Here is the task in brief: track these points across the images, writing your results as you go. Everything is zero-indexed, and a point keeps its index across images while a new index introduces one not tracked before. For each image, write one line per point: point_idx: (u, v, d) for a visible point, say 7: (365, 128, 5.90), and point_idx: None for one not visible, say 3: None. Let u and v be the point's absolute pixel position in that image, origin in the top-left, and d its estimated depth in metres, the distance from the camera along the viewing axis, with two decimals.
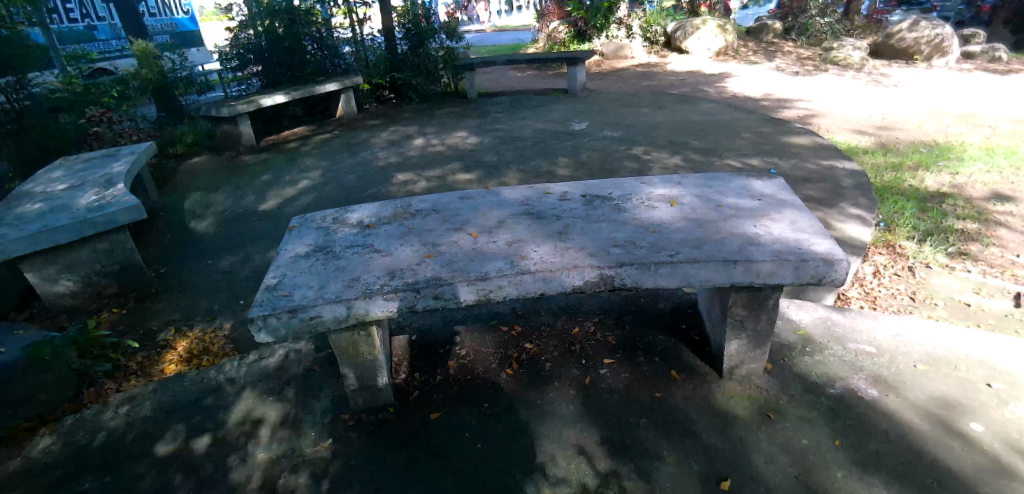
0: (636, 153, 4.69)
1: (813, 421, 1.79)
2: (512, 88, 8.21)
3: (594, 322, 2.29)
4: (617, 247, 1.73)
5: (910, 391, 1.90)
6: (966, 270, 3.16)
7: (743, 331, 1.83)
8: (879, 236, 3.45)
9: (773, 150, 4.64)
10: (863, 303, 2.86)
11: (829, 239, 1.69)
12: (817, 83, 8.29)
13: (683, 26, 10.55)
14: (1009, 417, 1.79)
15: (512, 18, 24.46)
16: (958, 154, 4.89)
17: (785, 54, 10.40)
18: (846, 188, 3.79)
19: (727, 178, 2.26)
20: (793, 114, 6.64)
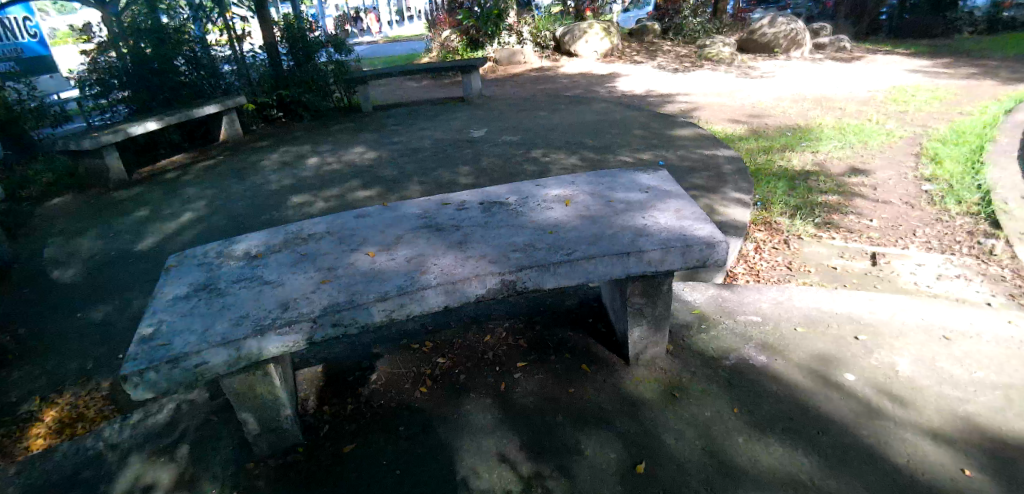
0: (535, 156, 4.80)
1: (713, 394, 1.91)
2: (408, 99, 8.10)
3: (505, 327, 2.31)
4: (517, 251, 1.75)
5: (793, 352, 2.08)
6: (830, 238, 3.54)
7: (643, 319, 1.92)
8: (757, 214, 3.78)
9: (661, 144, 4.93)
10: (748, 277, 3.11)
11: (709, 223, 1.81)
12: (695, 78, 8.93)
13: (571, 30, 10.98)
14: (875, 364, 2.02)
15: (404, 28, 24.18)
16: (817, 135, 5.46)
17: (665, 53, 11.10)
18: (726, 174, 4.11)
19: (617, 173, 2.36)
20: (677, 108, 7.10)
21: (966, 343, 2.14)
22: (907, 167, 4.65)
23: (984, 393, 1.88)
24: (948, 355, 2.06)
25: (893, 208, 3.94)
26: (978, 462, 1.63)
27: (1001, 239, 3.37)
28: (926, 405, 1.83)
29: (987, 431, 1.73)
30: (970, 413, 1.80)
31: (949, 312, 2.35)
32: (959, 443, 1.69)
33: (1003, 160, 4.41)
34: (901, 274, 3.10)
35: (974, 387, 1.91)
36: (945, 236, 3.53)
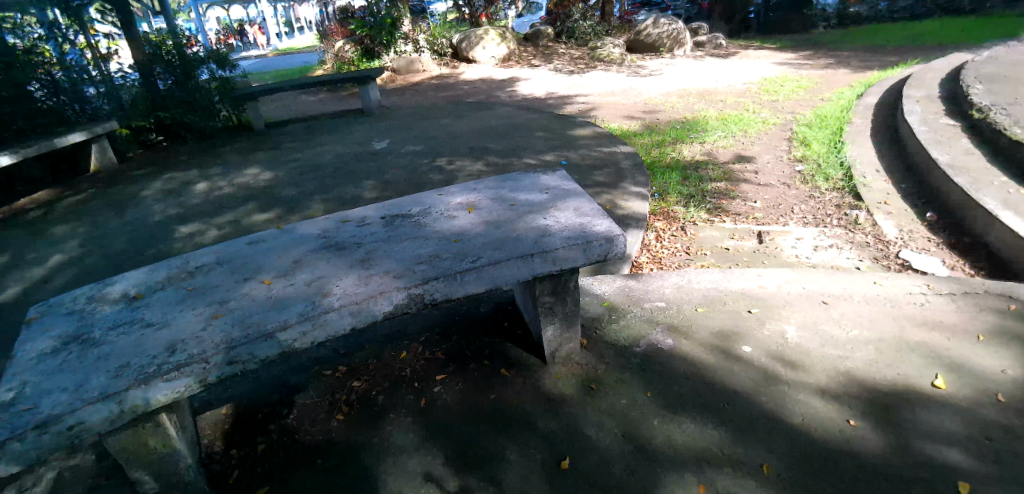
0: (440, 165, 4.76)
1: (628, 381, 1.98)
2: (304, 114, 7.76)
3: (422, 342, 2.26)
4: (422, 264, 1.73)
5: (696, 331, 2.21)
6: (722, 221, 3.81)
7: (555, 317, 1.95)
8: (656, 205, 3.99)
9: (562, 144, 5.07)
10: (652, 266, 3.28)
11: (607, 218, 1.88)
12: (590, 79, 9.28)
13: (468, 36, 11.04)
14: (767, 334, 2.19)
15: (295, 40, 23.18)
16: (703, 126, 5.86)
17: (560, 56, 11.45)
18: (625, 169, 4.30)
19: (518, 175, 2.38)
20: (575, 108, 7.34)
21: (841, 304, 2.38)
22: (781, 151, 5.11)
23: (860, 348, 2.09)
24: (828, 317, 2.28)
25: (772, 190, 4.31)
26: (859, 411, 1.81)
27: (862, 210, 3.79)
28: (813, 365, 2.01)
29: (864, 382, 1.93)
30: (850, 368, 2.00)
31: (826, 277, 2.60)
32: (843, 397, 1.87)
33: (858, 139, 4.96)
34: (784, 249, 3.40)
35: (851, 343, 2.12)
36: (818, 211, 3.91)
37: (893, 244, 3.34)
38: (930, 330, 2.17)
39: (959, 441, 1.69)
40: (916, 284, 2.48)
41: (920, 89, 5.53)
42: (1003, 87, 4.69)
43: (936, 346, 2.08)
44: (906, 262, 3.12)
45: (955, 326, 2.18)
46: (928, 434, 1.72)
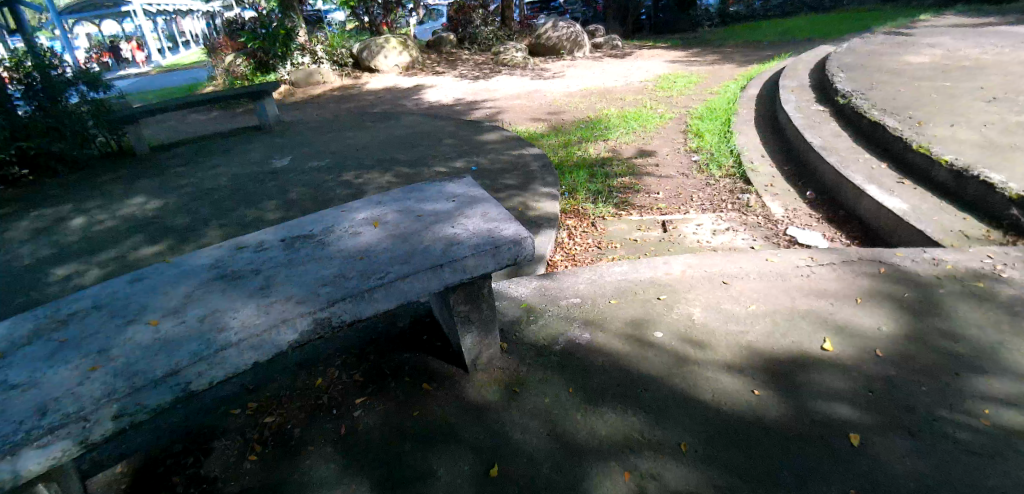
0: (347, 179, 4.60)
1: (549, 380, 2.01)
2: (195, 134, 7.22)
3: (338, 365, 2.17)
4: (327, 285, 1.65)
5: (611, 323, 2.29)
6: (629, 214, 3.97)
7: (471, 325, 1.94)
8: (566, 204, 4.10)
9: (471, 150, 5.07)
10: (566, 263, 3.36)
11: (514, 221, 1.89)
12: (495, 83, 9.36)
13: (368, 45, 10.78)
14: (676, 318, 2.30)
15: (180, 56, 21.60)
16: (606, 124, 6.09)
17: (464, 62, 11.46)
18: (534, 171, 4.38)
19: (423, 184, 2.33)
20: (483, 113, 7.37)
21: (739, 282, 2.54)
22: (678, 143, 5.41)
23: (758, 322, 2.25)
24: (729, 296, 2.43)
25: (673, 180, 4.56)
26: (762, 381, 1.95)
27: (752, 193, 4.09)
28: (717, 343, 2.14)
29: (764, 353, 2.08)
30: (751, 341, 2.14)
31: (724, 258, 2.77)
32: (746, 370, 2.00)
33: (744, 128, 5.36)
34: (687, 236, 3.59)
35: (750, 318, 2.27)
36: (714, 197, 4.17)
37: (780, 223, 3.63)
38: (816, 298, 2.38)
39: (847, 397, 1.86)
40: (802, 257, 2.70)
41: (792, 79, 6.06)
42: (859, 75, 5.24)
43: (821, 312, 2.28)
44: (792, 238, 3.41)
45: (837, 292, 2.40)
46: (821, 394, 1.88)
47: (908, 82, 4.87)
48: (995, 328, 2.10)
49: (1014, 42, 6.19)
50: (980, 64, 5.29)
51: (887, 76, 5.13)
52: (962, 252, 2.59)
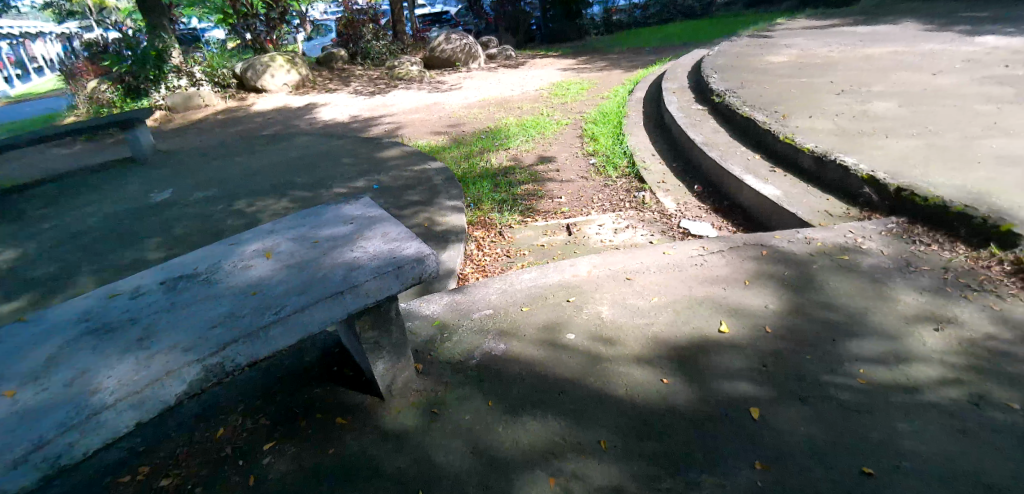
0: (239, 208, 4.31)
1: (468, 396, 1.99)
2: (55, 171, 6.46)
3: (241, 410, 2.01)
4: (217, 327, 1.53)
5: (525, 330, 2.31)
6: (534, 221, 4.07)
7: (382, 351, 1.88)
8: (473, 215, 4.12)
9: (372, 168, 4.93)
10: (477, 275, 3.37)
11: (416, 239, 1.85)
12: (392, 98, 9.21)
13: (253, 64, 10.17)
14: (587, 318, 2.36)
15: (31, 84, 19.28)
16: (506, 133, 6.19)
17: (358, 77, 11.18)
18: (438, 185, 4.35)
19: (318, 208, 2.22)
20: (382, 130, 7.21)
21: (642, 276, 2.66)
22: (576, 148, 5.61)
23: (662, 313, 2.37)
24: (634, 291, 2.54)
25: (573, 184, 4.72)
26: (669, 370, 2.05)
27: (647, 191, 4.32)
28: (626, 338, 2.23)
29: (669, 342, 2.19)
30: (656, 332, 2.25)
31: (626, 254, 2.89)
32: (655, 361, 2.09)
33: (635, 130, 5.65)
34: (591, 236, 3.73)
35: (654, 310, 2.39)
36: (612, 197, 4.37)
37: (674, 217, 3.86)
38: (710, 284, 2.55)
39: (745, 374, 2.01)
40: (695, 247, 2.88)
41: (673, 82, 6.49)
42: (730, 75, 5.72)
43: (717, 297, 2.45)
44: (686, 230, 3.63)
45: (728, 277, 2.59)
46: (723, 375, 2.01)
47: (772, 80, 5.38)
48: (861, 295, 2.35)
49: (852, 41, 7.05)
50: (828, 61, 5.96)
51: (754, 75, 5.64)
52: (828, 229, 2.88)
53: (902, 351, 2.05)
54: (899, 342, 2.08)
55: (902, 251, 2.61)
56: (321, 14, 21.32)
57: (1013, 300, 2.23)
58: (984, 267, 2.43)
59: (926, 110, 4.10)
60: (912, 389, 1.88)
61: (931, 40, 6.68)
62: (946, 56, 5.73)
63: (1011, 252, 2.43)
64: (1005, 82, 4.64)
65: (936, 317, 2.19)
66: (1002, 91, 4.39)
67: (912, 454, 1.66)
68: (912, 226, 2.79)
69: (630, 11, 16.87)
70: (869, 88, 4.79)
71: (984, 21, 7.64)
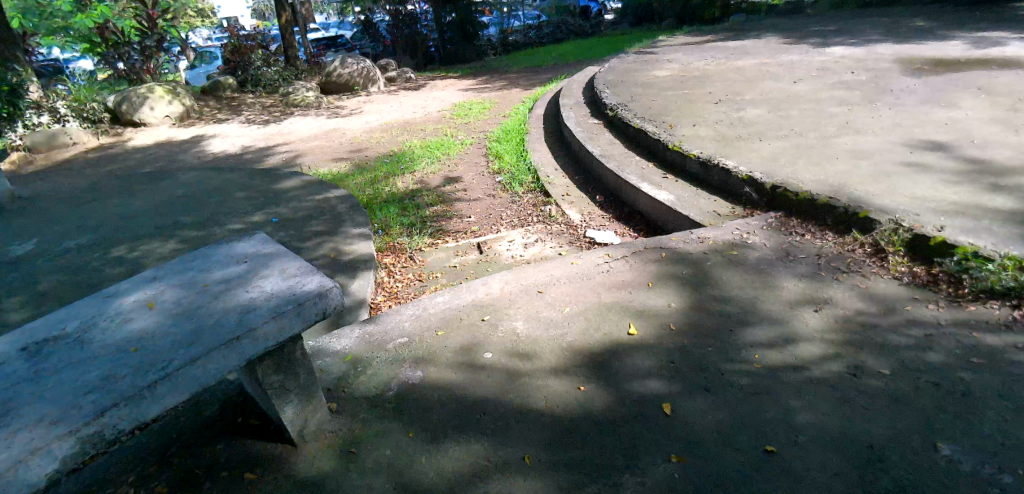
0: (119, 254, 3.93)
1: (387, 429, 1.93)
2: None
3: (132, 480, 1.81)
4: (93, 391, 1.37)
5: (441, 354, 2.28)
6: (445, 242, 4.08)
7: (290, 394, 1.77)
8: (381, 242, 4.05)
9: (270, 201, 4.69)
10: (389, 302, 3.30)
11: (316, 272, 1.78)
12: (289, 126, 8.83)
13: (127, 96, 9.42)
14: (502, 335, 2.37)
15: None
16: (410, 156, 6.14)
17: (249, 106, 10.61)
18: (342, 214, 4.22)
19: (205, 247, 2.06)
20: (279, 159, 6.89)
21: (552, 288, 2.73)
22: (481, 167, 5.67)
23: (574, 322, 2.43)
24: (546, 304, 2.59)
25: (481, 203, 4.77)
26: (585, 377, 2.10)
27: (553, 204, 4.45)
28: (541, 351, 2.26)
29: (583, 350, 2.25)
30: (570, 342, 2.31)
31: (536, 268, 2.94)
32: (571, 369, 2.14)
33: (537, 146, 5.81)
34: (501, 253, 3.78)
35: (566, 321, 2.45)
36: (520, 213, 4.46)
37: (580, 227, 4.00)
38: (617, 290, 2.66)
39: (655, 372, 2.10)
40: (600, 256, 2.99)
41: (570, 98, 6.77)
42: (621, 89, 6.05)
43: (624, 301, 2.56)
44: (591, 239, 3.78)
45: (634, 281, 2.71)
46: (635, 376, 2.09)
47: (658, 93, 5.77)
48: (751, 286, 2.56)
49: (724, 54, 7.73)
50: (706, 73, 6.48)
51: (642, 89, 6.01)
52: (718, 228, 3.11)
53: (789, 333, 2.24)
54: (786, 326, 2.28)
55: (781, 243, 2.87)
56: (204, 41, 20.08)
57: (873, 277, 2.51)
58: (849, 250, 2.72)
59: (790, 114, 4.57)
60: (799, 367, 2.06)
61: (790, 52, 7.47)
62: (802, 65, 6.43)
63: (868, 235, 2.75)
64: (851, 87, 5.28)
65: (814, 299, 2.42)
66: (850, 95, 4.99)
67: (805, 427, 1.81)
68: (788, 219, 3.08)
69: (525, 31, 17.47)
70: (742, 96, 5.27)
71: (830, 34, 8.68)
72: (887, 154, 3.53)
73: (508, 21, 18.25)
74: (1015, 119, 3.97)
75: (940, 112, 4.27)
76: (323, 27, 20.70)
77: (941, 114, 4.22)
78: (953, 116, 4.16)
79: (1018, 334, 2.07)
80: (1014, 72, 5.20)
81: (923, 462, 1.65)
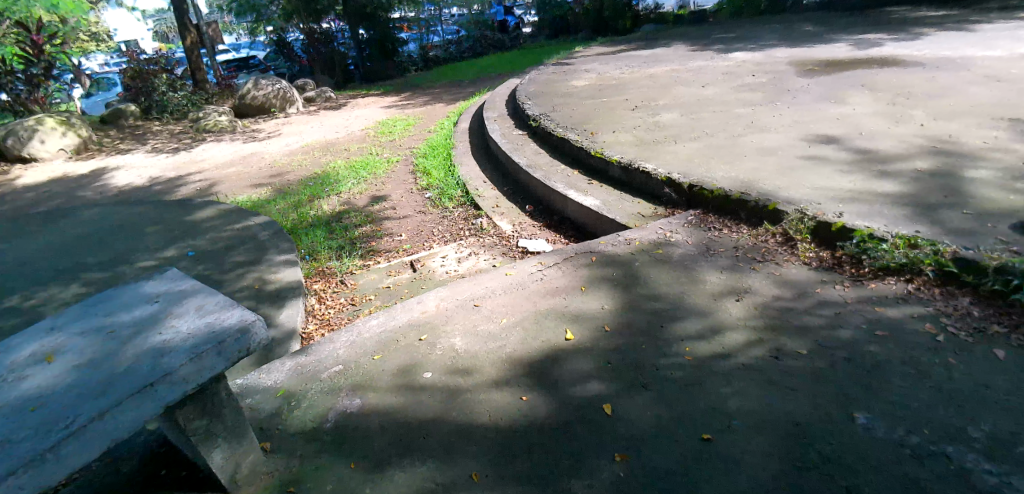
0: (10, 304, 3.55)
1: (328, 463, 1.85)
2: None
3: None
4: None
5: (379, 379, 2.22)
6: (377, 263, 4.00)
7: (216, 438, 1.66)
8: (309, 268, 3.92)
9: (184, 233, 4.41)
10: (322, 330, 3.18)
11: (238, 307, 1.69)
12: (202, 153, 8.36)
13: (12, 130, 8.59)
14: (441, 353, 2.35)
15: None
16: (335, 177, 5.98)
17: (156, 133, 9.97)
18: (265, 241, 4.05)
19: (111, 289, 1.91)
20: (192, 189, 6.49)
21: (488, 301, 2.73)
22: (409, 184, 5.61)
23: (512, 333, 2.44)
24: (483, 317, 2.59)
25: (412, 220, 4.72)
26: (527, 387, 2.11)
27: (484, 216, 4.47)
28: (482, 365, 2.26)
29: (522, 359, 2.27)
30: (510, 353, 2.31)
31: (471, 282, 2.93)
32: (513, 381, 2.15)
33: (464, 160, 5.82)
34: (436, 269, 3.74)
35: (504, 332, 2.46)
36: (452, 227, 4.45)
37: (512, 238, 4.04)
38: (551, 297, 2.70)
39: (594, 374, 2.15)
40: (533, 264, 3.03)
41: (493, 111, 6.84)
42: (542, 100, 6.19)
43: (559, 307, 2.60)
44: (524, 249, 3.82)
45: (567, 287, 2.76)
46: (575, 380, 2.12)
47: (578, 102, 5.94)
48: (677, 282, 2.67)
49: (637, 63, 8.09)
50: (621, 82, 6.76)
51: (562, 99, 6.18)
52: (643, 229, 3.24)
53: (716, 324, 2.35)
54: (712, 317, 2.40)
55: (702, 239, 3.03)
56: (99, 66, 18.71)
57: (786, 264, 2.70)
58: (763, 241, 2.91)
59: (701, 116, 4.85)
60: (727, 356, 2.17)
61: (697, 59, 7.93)
62: (709, 71, 6.84)
63: (778, 226, 2.95)
64: (753, 89, 5.67)
65: (735, 289, 2.56)
66: (752, 96, 5.36)
67: (737, 413, 1.90)
68: (706, 215, 3.25)
69: (445, 46, 17.50)
70: (656, 102, 5.52)
71: (730, 41, 9.30)
72: (789, 150, 3.82)
73: (427, 36, 18.26)
74: (893, 111, 4.40)
75: (832, 109, 4.67)
76: (233, 49, 19.83)
77: (832, 110, 4.61)
78: (842, 111, 4.56)
79: (913, 305, 2.28)
80: (889, 69, 5.78)
81: (843, 433, 1.77)
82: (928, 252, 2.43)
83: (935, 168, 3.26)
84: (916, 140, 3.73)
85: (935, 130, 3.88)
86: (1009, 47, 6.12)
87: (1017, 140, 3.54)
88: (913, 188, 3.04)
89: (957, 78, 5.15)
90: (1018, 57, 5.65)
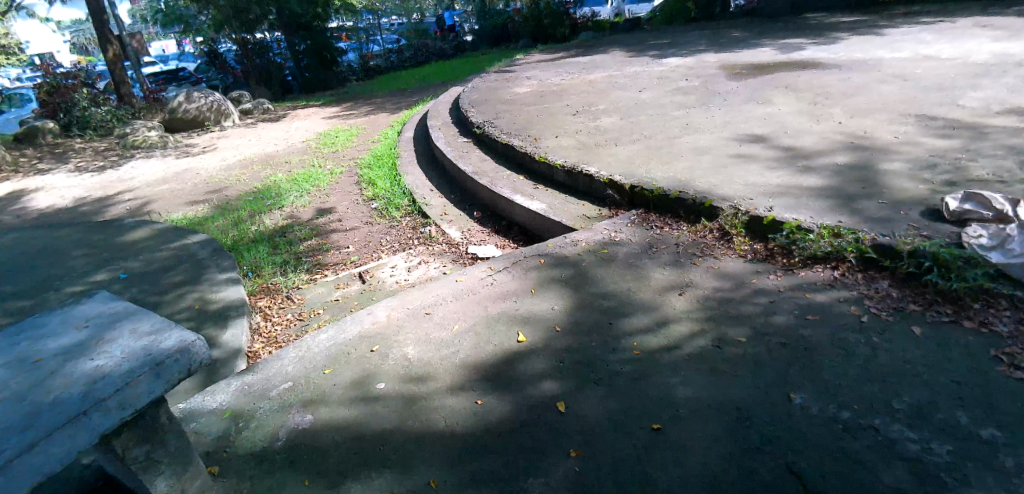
0: None
1: (282, 482, 1.82)
2: None
3: None
4: None
5: (331, 393, 2.19)
6: (324, 276, 3.93)
7: (159, 464, 1.59)
8: (253, 285, 3.80)
9: (115, 255, 4.18)
10: (269, 348, 3.09)
11: (174, 327, 1.63)
12: (132, 170, 7.90)
13: None
14: (394, 363, 2.33)
15: None
16: (276, 190, 5.82)
17: (78, 151, 9.35)
18: (204, 259, 3.91)
19: (31, 317, 1.78)
20: (123, 209, 6.14)
21: (439, 308, 2.73)
22: (355, 195, 5.53)
23: (464, 340, 2.45)
24: (435, 324, 2.59)
25: (359, 231, 4.66)
26: (482, 391, 2.13)
27: (432, 225, 4.46)
28: (436, 373, 2.25)
29: (475, 364, 2.28)
30: (463, 359, 2.32)
31: (421, 290, 2.92)
32: (468, 387, 2.16)
33: (409, 169, 5.79)
34: (385, 280, 3.71)
35: (456, 338, 2.47)
36: (400, 237, 4.43)
37: (461, 244, 4.06)
38: (502, 301, 2.73)
39: (547, 375, 2.19)
40: (483, 270, 3.06)
41: (438, 119, 6.82)
42: (485, 107, 6.24)
43: (510, 311, 2.64)
44: (474, 255, 3.85)
45: (518, 290, 2.80)
46: (530, 381, 2.16)
47: (521, 108, 6.03)
48: (623, 280, 2.76)
49: (576, 69, 8.28)
50: (562, 88, 6.91)
51: (506, 105, 6.27)
52: (589, 230, 3.32)
53: (662, 318, 2.45)
54: (658, 312, 2.49)
55: (645, 237, 3.14)
56: (14, 81, 17.43)
57: (723, 258, 2.84)
58: (702, 237, 3.05)
59: (639, 119, 5.03)
60: (672, 347, 2.27)
61: (632, 64, 8.21)
62: (645, 76, 7.08)
63: (714, 222, 3.10)
64: (686, 92, 5.93)
65: (678, 284, 2.67)
66: (686, 99, 5.60)
67: (685, 401, 1.99)
68: (648, 214, 3.38)
69: (386, 56, 17.33)
70: (596, 107, 5.68)
71: (664, 47, 9.66)
72: (721, 149, 4.02)
73: (367, 45, 18.01)
74: (815, 110, 4.71)
75: (759, 109, 4.95)
76: (160, 60, 18.82)
77: (759, 111, 4.88)
78: (769, 111, 4.83)
79: (839, 290, 2.45)
80: (809, 71, 6.17)
81: (783, 414, 1.89)
82: (850, 240, 2.62)
83: (853, 162, 3.52)
84: (835, 137, 4.01)
85: (851, 127, 4.18)
86: (912, 49, 6.67)
87: (923, 134, 3.86)
88: (834, 181, 3.27)
89: (869, 78, 5.56)
90: (921, 58, 6.16)
